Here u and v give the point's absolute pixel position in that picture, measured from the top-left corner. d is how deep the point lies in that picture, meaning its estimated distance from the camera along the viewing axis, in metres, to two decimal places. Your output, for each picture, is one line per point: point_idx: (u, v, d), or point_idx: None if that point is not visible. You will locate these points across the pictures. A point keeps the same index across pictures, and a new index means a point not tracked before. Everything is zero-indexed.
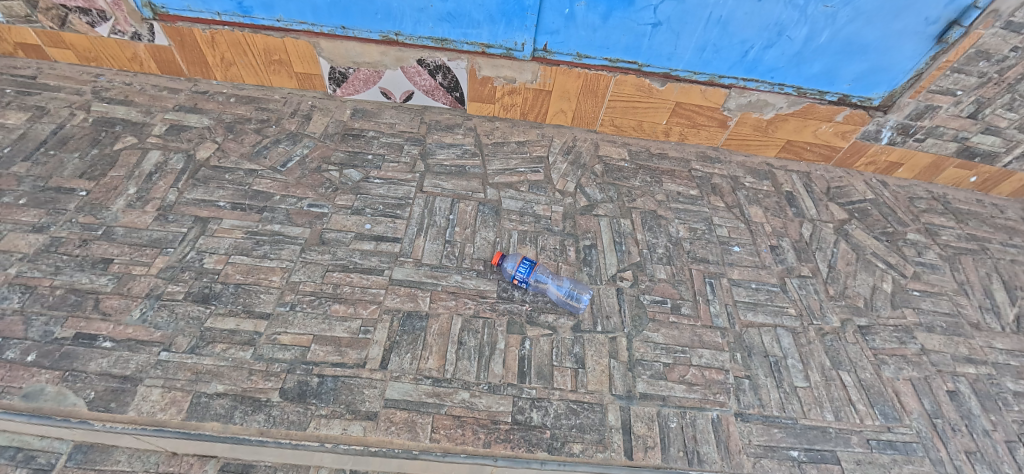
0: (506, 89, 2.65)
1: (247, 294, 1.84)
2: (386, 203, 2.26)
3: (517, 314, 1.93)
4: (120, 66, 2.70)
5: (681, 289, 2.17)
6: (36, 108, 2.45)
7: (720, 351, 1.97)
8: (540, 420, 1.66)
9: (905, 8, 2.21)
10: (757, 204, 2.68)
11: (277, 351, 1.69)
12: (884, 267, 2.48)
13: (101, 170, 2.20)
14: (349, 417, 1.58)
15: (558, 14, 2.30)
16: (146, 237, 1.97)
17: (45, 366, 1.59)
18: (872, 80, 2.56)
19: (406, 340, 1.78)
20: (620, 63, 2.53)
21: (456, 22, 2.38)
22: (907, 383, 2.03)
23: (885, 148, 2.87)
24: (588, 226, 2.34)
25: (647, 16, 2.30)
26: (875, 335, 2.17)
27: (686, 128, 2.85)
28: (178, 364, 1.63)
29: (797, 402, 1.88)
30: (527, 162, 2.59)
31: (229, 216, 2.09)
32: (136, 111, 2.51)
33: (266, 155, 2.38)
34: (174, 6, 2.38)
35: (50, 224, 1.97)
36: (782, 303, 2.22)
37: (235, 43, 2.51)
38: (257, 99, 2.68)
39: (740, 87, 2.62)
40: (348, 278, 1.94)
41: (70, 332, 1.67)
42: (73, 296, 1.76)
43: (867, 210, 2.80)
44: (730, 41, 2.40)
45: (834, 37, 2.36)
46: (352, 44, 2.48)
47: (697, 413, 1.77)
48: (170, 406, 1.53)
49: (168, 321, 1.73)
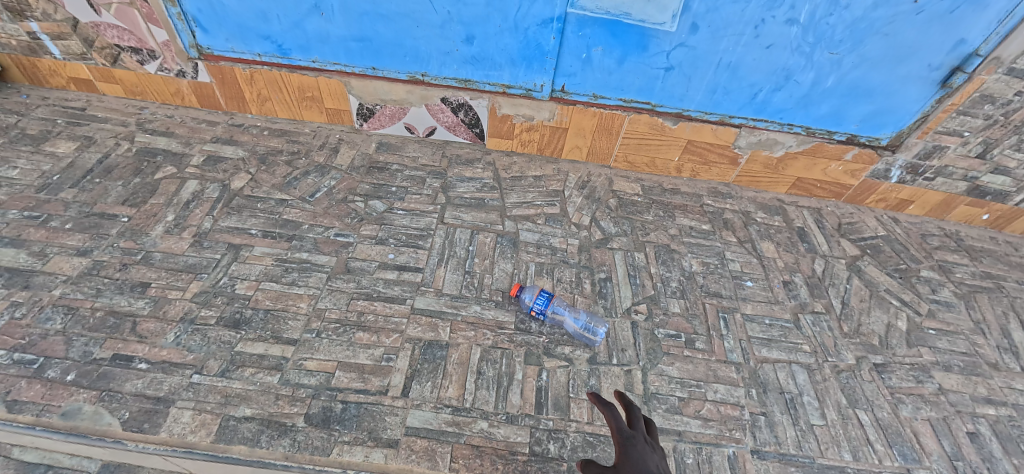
0: (524, 126, 2.78)
1: (276, 319, 1.91)
2: (409, 233, 2.35)
3: (535, 345, 1.97)
4: (163, 99, 2.89)
5: (695, 323, 2.20)
6: (84, 138, 2.62)
7: (736, 386, 1.99)
8: (557, 452, 1.67)
9: (907, 55, 2.33)
10: (769, 239, 2.73)
11: (303, 377, 1.75)
12: (897, 304, 2.50)
13: (142, 198, 2.33)
14: (372, 444, 1.61)
15: (576, 58, 2.45)
16: (183, 263, 2.07)
17: (84, 385, 1.66)
18: (879, 121, 2.64)
19: (427, 369, 1.83)
20: (634, 103, 2.65)
21: (479, 64, 2.53)
22: (925, 423, 2.02)
23: (894, 186, 2.94)
24: (604, 259, 2.40)
25: (660, 61, 2.42)
26: (891, 373, 2.18)
27: (698, 164, 2.94)
28: (208, 386, 1.69)
29: (814, 440, 1.88)
30: (544, 195, 2.69)
31: (260, 244, 2.20)
32: (176, 142, 2.67)
33: (296, 185, 2.51)
34: (219, 47, 2.56)
35: (94, 248, 2.09)
36: (797, 340, 2.23)
37: (272, 81, 2.68)
38: (289, 132, 2.83)
39: (750, 126, 2.72)
40: (372, 306, 2.01)
41: (108, 353, 1.75)
42: (112, 319, 1.85)
43: (879, 246, 2.84)
44: (740, 84, 2.52)
45: (841, 81, 2.46)
46: (381, 83, 2.63)
47: (714, 449, 1.78)
48: (200, 429, 1.59)
49: (201, 344, 1.80)
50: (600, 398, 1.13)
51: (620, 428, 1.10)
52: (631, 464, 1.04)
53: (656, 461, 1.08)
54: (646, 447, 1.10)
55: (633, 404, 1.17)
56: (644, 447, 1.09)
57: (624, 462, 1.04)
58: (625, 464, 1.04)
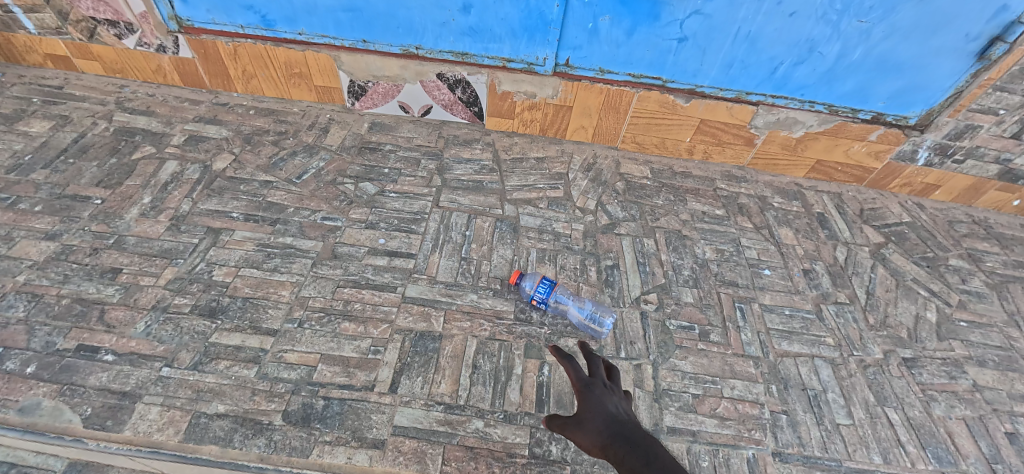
0: (526, 104, 2.60)
1: (255, 308, 1.77)
2: (401, 217, 2.19)
3: (535, 337, 1.82)
4: (145, 77, 2.73)
5: (709, 314, 2.03)
6: (60, 117, 2.48)
7: (754, 382, 1.83)
8: (559, 454, 1.52)
9: (943, 24, 2.13)
10: (787, 225, 2.56)
11: (282, 370, 1.61)
12: (926, 295, 2.32)
13: (118, 179, 2.19)
14: (355, 444, 1.47)
15: (582, 29, 2.27)
16: (157, 247, 1.93)
17: (44, 378, 1.53)
18: (908, 99, 2.45)
19: (418, 362, 1.68)
20: (643, 79, 2.46)
21: (477, 36, 2.35)
22: (961, 423, 1.86)
23: (921, 170, 2.75)
24: (610, 245, 2.24)
25: (673, 31, 2.24)
26: (921, 368, 2.01)
27: (711, 145, 2.76)
28: (178, 380, 1.55)
29: (841, 441, 1.72)
30: (547, 178, 2.52)
31: (241, 228, 2.05)
32: (156, 122, 2.52)
33: (282, 167, 2.35)
34: (200, 19, 2.40)
35: (63, 231, 1.95)
36: (819, 332, 2.07)
37: (257, 56, 2.52)
38: (276, 111, 2.67)
39: (768, 104, 2.53)
40: (359, 295, 1.86)
41: (72, 343, 1.61)
42: (78, 306, 1.71)
43: (904, 233, 2.65)
44: (758, 58, 2.33)
45: (868, 54, 2.27)
46: (372, 58, 2.46)
47: (731, 451, 1.62)
48: (167, 426, 1.45)
49: (173, 335, 1.66)
50: (562, 352, 1.08)
51: (579, 376, 1.04)
52: (592, 408, 0.97)
53: (618, 402, 1.01)
54: (606, 391, 1.03)
55: (593, 351, 1.11)
56: (604, 392, 1.02)
57: (585, 407, 0.97)
58: (586, 411, 0.97)
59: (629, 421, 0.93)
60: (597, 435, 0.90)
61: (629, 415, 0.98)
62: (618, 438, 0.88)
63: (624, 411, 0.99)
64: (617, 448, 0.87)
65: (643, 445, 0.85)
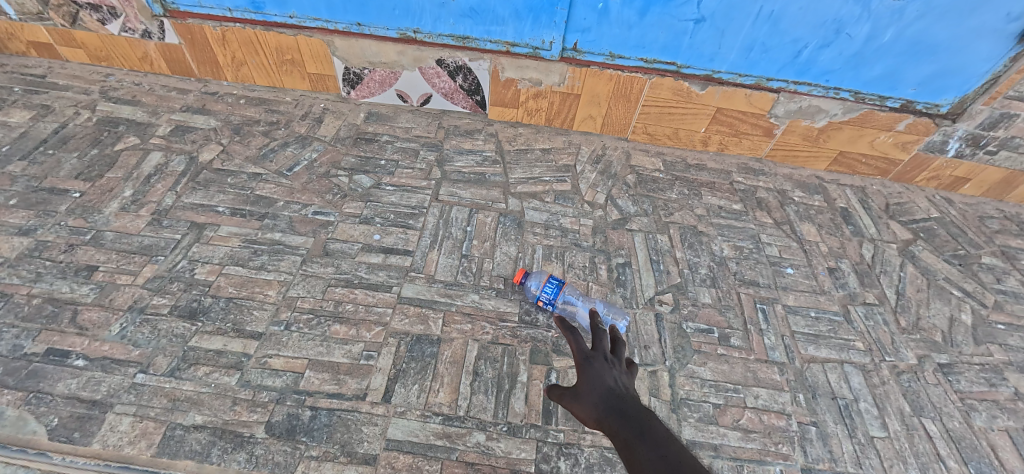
0: (531, 92, 2.46)
1: (239, 309, 1.64)
2: (398, 212, 2.06)
3: (541, 341, 1.67)
4: (131, 65, 2.61)
5: (728, 316, 1.89)
6: (41, 107, 2.36)
7: (779, 391, 1.68)
8: (568, 471, 1.39)
9: (984, 2, 1.95)
10: (810, 220, 2.40)
11: (266, 377, 1.48)
12: (960, 295, 2.16)
13: (98, 171, 2.07)
14: (344, 460, 1.34)
15: (591, 10, 2.11)
16: (137, 243, 1.80)
17: (9, 385, 1.40)
18: (941, 85, 2.28)
19: (414, 369, 1.54)
20: (656, 64, 2.31)
21: (478, 18, 2.20)
22: (1004, 436, 1.70)
23: (951, 162, 2.58)
24: (621, 242, 2.09)
25: (689, 11, 2.08)
26: (959, 375, 1.85)
27: (727, 136, 2.61)
28: (154, 388, 1.42)
29: (875, 456, 1.57)
30: (553, 170, 2.37)
31: (227, 223, 1.92)
32: (142, 112, 2.39)
33: (272, 159, 2.22)
34: (185, 2, 2.26)
35: (38, 226, 1.83)
36: (847, 336, 1.92)
37: (246, 41, 2.38)
38: (268, 101, 2.54)
39: (790, 91, 2.37)
40: (352, 295, 1.73)
41: (41, 347, 1.49)
42: (50, 307, 1.59)
43: (933, 229, 2.49)
44: (781, 40, 2.17)
45: (900, 35, 2.10)
46: (367, 43, 2.32)
47: (757, 467, 1.48)
48: (139, 439, 1.32)
49: (150, 338, 1.54)
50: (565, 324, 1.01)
51: (580, 349, 0.95)
52: (590, 383, 0.89)
53: (620, 375, 0.92)
54: (607, 363, 0.94)
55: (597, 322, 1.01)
56: (605, 364, 0.93)
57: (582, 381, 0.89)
58: (584, 384, 0.89)
59: (629, 394, 0.85)
60: (594, 410, 0.84)
61: (631, 389, 0.89)
62: (614, 413, 0.81)
63: (626, 385, 0.90)
64: (612, 423, 0.80)
65: (640, 420, 0.78)
